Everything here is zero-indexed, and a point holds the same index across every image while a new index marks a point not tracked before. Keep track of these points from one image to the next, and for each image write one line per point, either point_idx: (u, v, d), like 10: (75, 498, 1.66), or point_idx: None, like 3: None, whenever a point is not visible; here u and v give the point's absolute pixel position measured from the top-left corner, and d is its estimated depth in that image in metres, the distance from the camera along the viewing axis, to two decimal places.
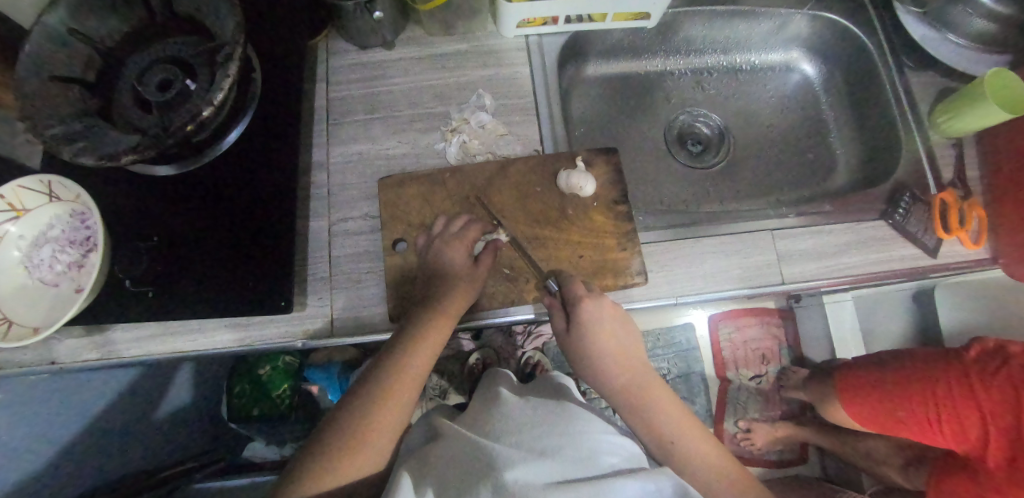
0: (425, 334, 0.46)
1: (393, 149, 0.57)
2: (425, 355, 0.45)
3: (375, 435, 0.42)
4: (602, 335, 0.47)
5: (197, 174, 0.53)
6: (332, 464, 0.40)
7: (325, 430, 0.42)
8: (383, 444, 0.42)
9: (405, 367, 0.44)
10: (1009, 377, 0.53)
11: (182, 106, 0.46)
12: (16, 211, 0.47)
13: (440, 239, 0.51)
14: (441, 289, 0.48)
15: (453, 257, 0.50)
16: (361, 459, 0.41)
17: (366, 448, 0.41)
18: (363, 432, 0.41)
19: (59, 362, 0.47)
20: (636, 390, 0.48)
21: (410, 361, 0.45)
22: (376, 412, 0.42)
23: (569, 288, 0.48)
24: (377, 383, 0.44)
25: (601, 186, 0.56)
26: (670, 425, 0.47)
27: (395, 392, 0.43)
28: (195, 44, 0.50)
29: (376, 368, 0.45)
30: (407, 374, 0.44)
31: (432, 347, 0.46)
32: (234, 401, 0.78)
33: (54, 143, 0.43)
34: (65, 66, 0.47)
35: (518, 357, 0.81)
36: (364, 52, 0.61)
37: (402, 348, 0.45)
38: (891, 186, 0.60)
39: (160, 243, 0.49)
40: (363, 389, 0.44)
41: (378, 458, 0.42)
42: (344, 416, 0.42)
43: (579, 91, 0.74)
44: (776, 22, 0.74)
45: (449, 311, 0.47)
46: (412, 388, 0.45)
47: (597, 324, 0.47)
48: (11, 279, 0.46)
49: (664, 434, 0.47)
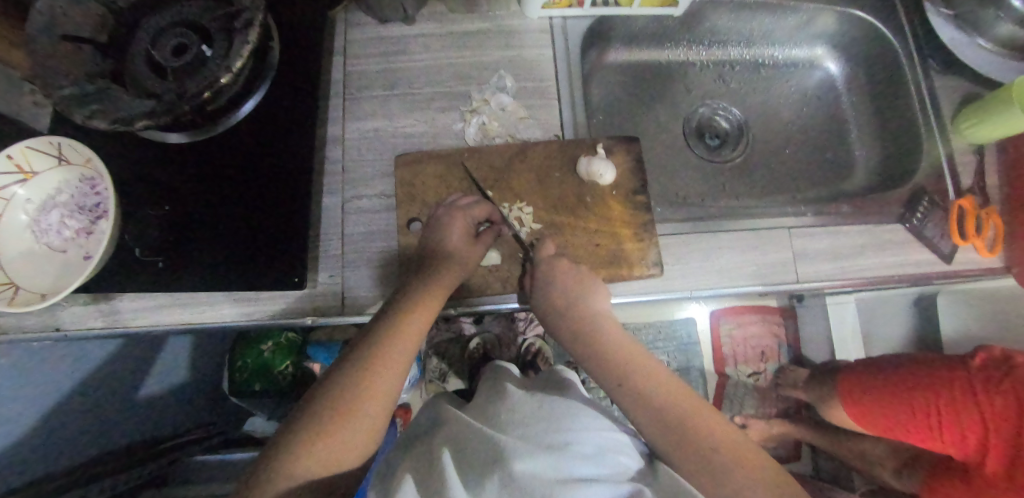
0: (417, 306, 0.45)
1: (410, 127, 0.56)
2: (417, 325, 0.44)
3: (372, 402, 0.40)
4: (593, 308, 0.48)
5: (209, 142, 0.52)
6: (325, 441, 0.37)
7: (312, 408, 0.39)
8: (376, 421, 0.40)
9: (396, 337, 0.43)
10: (1012, 387, 0.52)
11: (197, 72, 0.45)
12: (23, 174, 0.46)
13: (445, 218, 0.50)
14: (438, 263, 0.47)
15: (453, 240, 0.49)
16: (354, 437, 0.39)
17: (359, 425, 0.39)
18: (355, 407, 0.39)
19: (64, 328, 0.47)
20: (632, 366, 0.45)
21: (401, 327, 0.44)
22: (370, 385, 0.41)
23: (544, 255, 0.49)
24: (369, 356, 0.42)
25: (621, 174, 0.55)
26: (679, 410, 0.42)
27: (388, 365, 0.42)
28: (211, 8, 0.48)
29: (369, 335, 0.44)
30: (399, 346, 0.43)
31: (426, 313, 0.45)
32: (237, 374, 0.77)
33: (65, 104, 0.42)
34: (77, 26, 0.45)
35: (519, 344, 0.82)
36: (384, 27, 0.59)
37: (393, 319, 0.44)
38: (911, 190, 0.59)
39: (170, 212, 0.48)
40: (357, 356, 0.42)
41: (372, 436, 0.40)
42: (337, 384, 0.40)
43: (601, 77, 0.73)
44: (803, 16, 0.72)
45: (437, 289, 0.46)
46: (406, 352, 0.44)
47: (585, 304, 0.47)
48: (18, 243, 0.45)
49: (676, 424, 0.41)
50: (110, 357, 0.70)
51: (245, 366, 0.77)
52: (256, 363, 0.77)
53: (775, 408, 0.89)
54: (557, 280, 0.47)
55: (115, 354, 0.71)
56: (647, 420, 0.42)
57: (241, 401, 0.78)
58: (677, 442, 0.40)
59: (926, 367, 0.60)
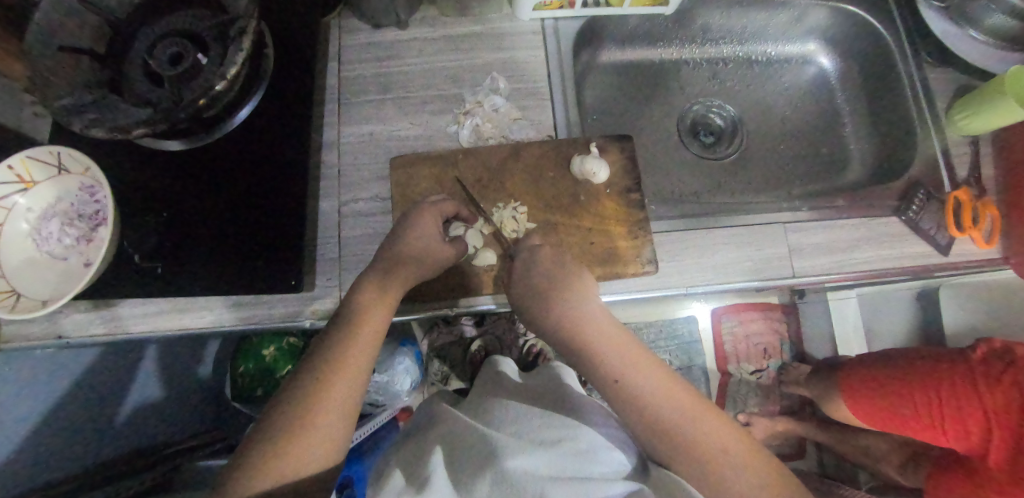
0: (376, 300, 0.44)
1: (405, 130, 0.57)
2: (376, 321, 0.44)
3: (332, 401, 0.39)
4: (572, 300, 0.45)
5: (205, 149, 0.52)
6: (290, 444, 0.37)
7: (278, 414, 0.39)
8: (341, 420, 0.39)
9: (356, 332, 0.43)
10: (1016, 379, 0.52)
11: (193, 79, 0.46)
12: (25, 183, 0.47)
13: (413, 216, 0.48)
14: (405, 263, 0.46)
15: (421, 237, 0.47)
16: (318, 439, 0.38)
17: (322, 427, 0.38)
18: (319, 407, 0.38)
19: (66, 336, 0.47)
20: (618, 354, 0.42)
21: (360, 322, 0.43)
22: (331, 385, 0.40)
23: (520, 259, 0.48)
24: (330, 356, 0.41)
25: (614, 173, 0.55)
26: (668, 407, 0.40)
27: (349, 360, 0.41)
28: (207, 17, 0.49)
29: (328, 335, 0.43)
30: (359, 342, 0.42)
31: (384, 307, 0.44)
32: (239, 380, 0.77)
33: (64, 114, 0.42)
34: (75, 38, 0.46)
35: (520, 345, 0.80)
36: (377, 32, 0.60)
37: (350, 315, 0.44)
38: (905, 182, 0.59)
39: (168, 218, 0.49)
40: (318, 355, 0.42)
41: (339, 438, 0.39)
42: (301, 385, 0.40)
43: (594, 77, 0.73)
44: (795, 12, 0.73)
45: (396, 287, 0.45)
46: (366, 347, 0.42)
47: (564, 296, 0.45)
48: (20, 251, 0.45)
49: (662, 415, 0.39)
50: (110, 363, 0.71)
51: (246, 372, 0.77)
52: (257, 369, 0.77)
53: (779, 406, 0.89)
54: (535, 281, 0.46)
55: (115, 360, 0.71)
56: (635, 417, 0.40)
57: (244, 406, 0.78)
58: (662, 435, 0.39)
59: (927, 361, 0.60)
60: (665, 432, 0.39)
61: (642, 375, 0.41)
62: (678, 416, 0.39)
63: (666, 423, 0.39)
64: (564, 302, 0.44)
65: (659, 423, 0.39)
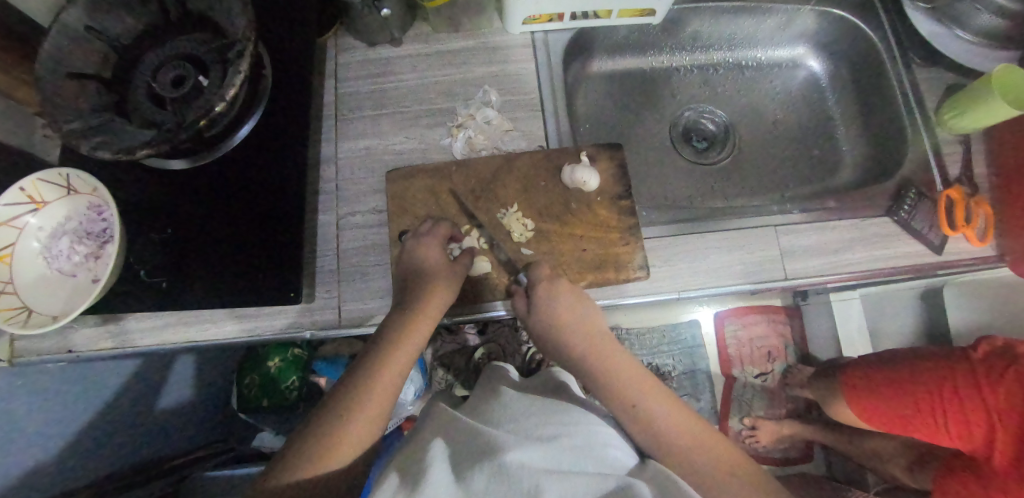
0: (416, 317, 0.47)
1: (400, 144, 0.58)
2: (415, 341, 0.47)
3: (367, 409, 0.43)
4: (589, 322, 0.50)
5: (208, 166, 0.54)
6: (326, 444, 0.40)
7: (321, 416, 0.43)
8: (371, 425, 0.43)
9: (395, 350, 0.46)
10: (1017, 378, 0.52)
11: (194, 101, 0.47)
12: (35, 204, 0.48)
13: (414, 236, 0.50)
14: (418, 289, 0.48)
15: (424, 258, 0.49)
16: (351, 440, 0.41)
17: (356, 430, 0.42)
18: (356, 412, 0.42)
19: (76, 350, 0.49)
20: (634, 382, 0.48)
21: (402, 339, 0.46)
22: (369, 394, 0.44)
23: (536, 285, 0.48)
24: (370, 368, 0.45)
25: (605, 180, 0.56)
26: (677, 432, 0.46)
27: (386, 372, 0.45)
28: (207, 41, 0.51)
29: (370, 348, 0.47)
30: (398, 357, 0.46)
31: (424, 325, 0.47)
32: (245, 391, 0.79)
33: (72, 137, 0.44)
34: (83, 63, 0.48)
35: (524, 353, 0.81)
36: (372, 49, 0.62)
37: (393, 332, 0.47)
38: (897, 182, 0.59)
39: (173, 234, 0.51)
40: (361, 366, 0.46)
41: (365, 441, 0.42)
42: (343, 391, 0.44)
43: (586, 86, 0.75)
44: (782, 17, 0.73)
45: (431, 306, 0.48)
46: (403, 362, 0.46)
47: (577, 321, 0.49)
48: (32, 269, 0.47)
49: (672, 438, 0.45)
50: (117, 375, 0.72)
51: (252, 383, 0.78)
52: (262, 380, 0.78)
53: (784, 409, 0.89)
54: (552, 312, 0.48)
55: (122, 373, 0.73)
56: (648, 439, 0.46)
57: (250, 417, 0.80)
58: (671, 455, 0.44)
59: (927, 359, 0.60)
60: (675, 454, 0.44)
61: (657, 405, 0.47)
62: (689, 444, 0.45)
63: (676, 448, 0.45)
64: (582, 329, 0.50)
65: (668, 445, 0.45)
